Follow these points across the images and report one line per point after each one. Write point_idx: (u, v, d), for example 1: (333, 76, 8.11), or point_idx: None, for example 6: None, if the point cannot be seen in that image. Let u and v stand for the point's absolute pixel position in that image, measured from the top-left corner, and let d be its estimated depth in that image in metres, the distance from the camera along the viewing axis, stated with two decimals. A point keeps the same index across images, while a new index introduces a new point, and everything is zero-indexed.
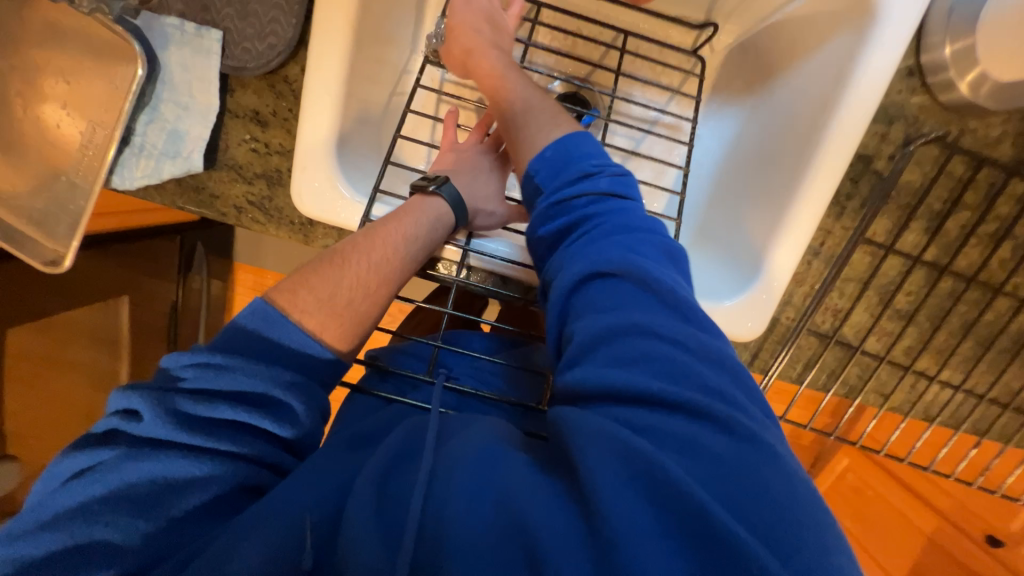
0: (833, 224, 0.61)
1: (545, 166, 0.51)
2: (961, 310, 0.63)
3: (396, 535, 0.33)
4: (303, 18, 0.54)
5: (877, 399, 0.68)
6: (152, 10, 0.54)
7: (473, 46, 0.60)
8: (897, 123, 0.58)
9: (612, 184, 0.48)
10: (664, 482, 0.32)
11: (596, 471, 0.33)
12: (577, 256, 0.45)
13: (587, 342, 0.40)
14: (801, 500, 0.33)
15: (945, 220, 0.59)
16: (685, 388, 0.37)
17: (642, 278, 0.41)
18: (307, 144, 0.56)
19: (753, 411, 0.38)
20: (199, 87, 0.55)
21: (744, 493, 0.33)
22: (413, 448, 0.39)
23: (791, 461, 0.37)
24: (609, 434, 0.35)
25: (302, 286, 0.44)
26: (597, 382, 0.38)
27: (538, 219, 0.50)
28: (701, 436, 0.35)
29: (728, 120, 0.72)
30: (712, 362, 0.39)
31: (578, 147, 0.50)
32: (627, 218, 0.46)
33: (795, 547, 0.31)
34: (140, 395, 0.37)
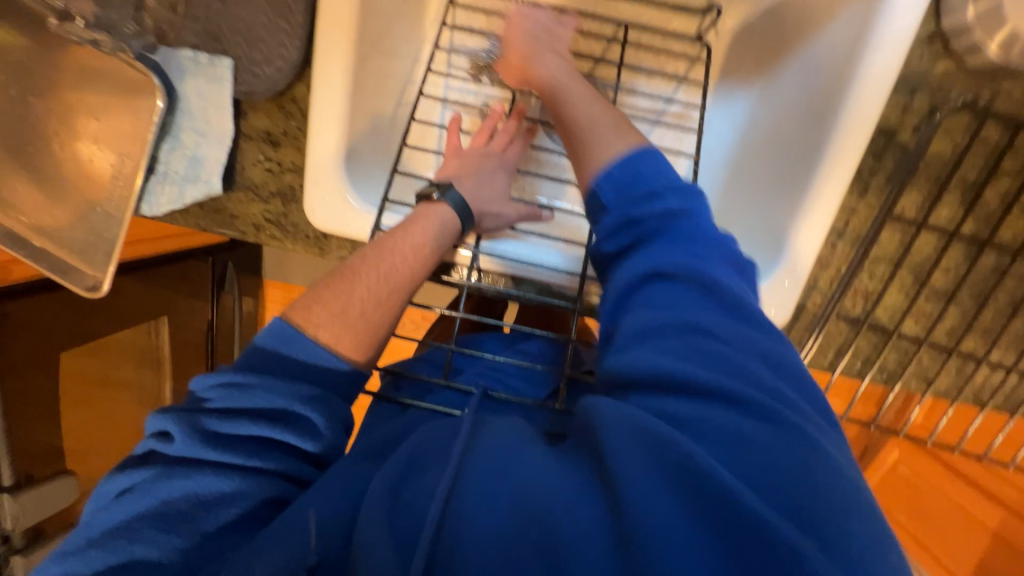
0: (856, 203, 0.58)
1: (609, 182, 0.49)
2: (1009, 285, 0.59)
3: (408, 539, 0.34)
4: (305, 39, 0.56)
5: (921, 386, 0.64)
6: (167, 44, 0.57)
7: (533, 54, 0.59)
8: (921, 91, 0.54)
9: (682, 199, 0.46)
10: (707, 479, 0.31)
11: (634, 464, 0.33)
12: (636, 261, 0.44)
13: (638, 338, 0.40)
14: (847, 497, 0.33)
15: (982, 192, 0.55)
16: (737, 384, 0.36)
17: (700, 284, 0.41)
18: (317, 161, 0.58)
19: (805, 411, 0.37)
20: (214, 113, 0.58)
21: (793, 490, 0.32)
22: (427, 457, 0.39)
23: (844, 465, 0.36)
24: (650, 428, 0.34)
25: (316, 302, 0.44)
26: (643, 377, 0.37)
27: (603, 232, 0.48)
28: (750, 431, 0.34)
29: (740, 105, 0.71)
30: (762, 360, 0.38)
31: (648, 163, 0.48)
32: (697, 231, 0.44)
33: (825, 533, 0.31)
34: (169, 416, 0.38)
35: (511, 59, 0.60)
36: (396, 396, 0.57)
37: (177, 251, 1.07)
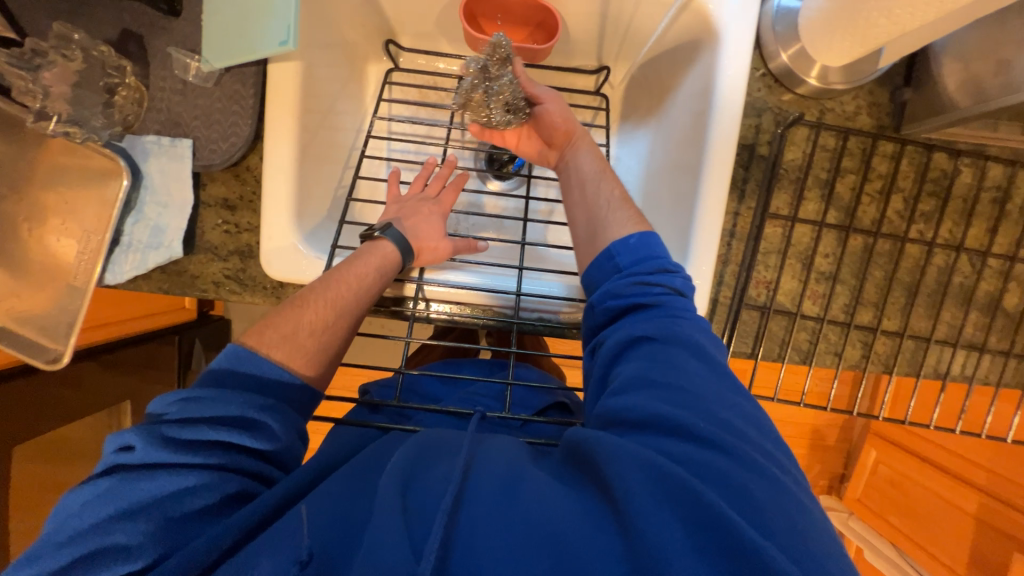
0: (738, 206, 0.69)
1: (625, 249, 0.56)
2: (880, 263, 0.69)
3: (420, 537, 0.37)
4: (256, 117, 0.66)
5: (834, 360, 0.70)
6: (133, 132, 0.65)
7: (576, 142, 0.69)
8: (765, 114, 0.68)
9: (684, 285, 0.54)
10: (705, 509, 0.36)
11: (632, 491, 0.38)
12: (639, 324, 0.51)
13: (639, 385, 0.46)
14: (827, 545, 0.37)
15: (834, 186, 0.67)
16: (729, 435, 0.42)
17: (693, 349, 0.48)
18: (269, 216, 0.65)
19: (789, 473, 0.43)
20: (176, 186, 0.65)
21: (779, 527, 0.37)
22: (437, 448, 0.45)
23: (816, 510, 0.41)
24: (644, 461, 0.39)
25: (267, 327, 0.48)
26: (642, 419, 0.43)
27: (607, 292, 0.54)
28: (744, 478, 0.39)
29: (639, 140, 0.83)
30: (749, 421, 0.45)
31: (655, 243, 0.57)
32: (684, 312, 0.52)
33: (806, 559, 0.35)
34: (130, 429, 0.39)
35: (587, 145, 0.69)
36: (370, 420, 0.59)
37: (148, 330, 1.11)
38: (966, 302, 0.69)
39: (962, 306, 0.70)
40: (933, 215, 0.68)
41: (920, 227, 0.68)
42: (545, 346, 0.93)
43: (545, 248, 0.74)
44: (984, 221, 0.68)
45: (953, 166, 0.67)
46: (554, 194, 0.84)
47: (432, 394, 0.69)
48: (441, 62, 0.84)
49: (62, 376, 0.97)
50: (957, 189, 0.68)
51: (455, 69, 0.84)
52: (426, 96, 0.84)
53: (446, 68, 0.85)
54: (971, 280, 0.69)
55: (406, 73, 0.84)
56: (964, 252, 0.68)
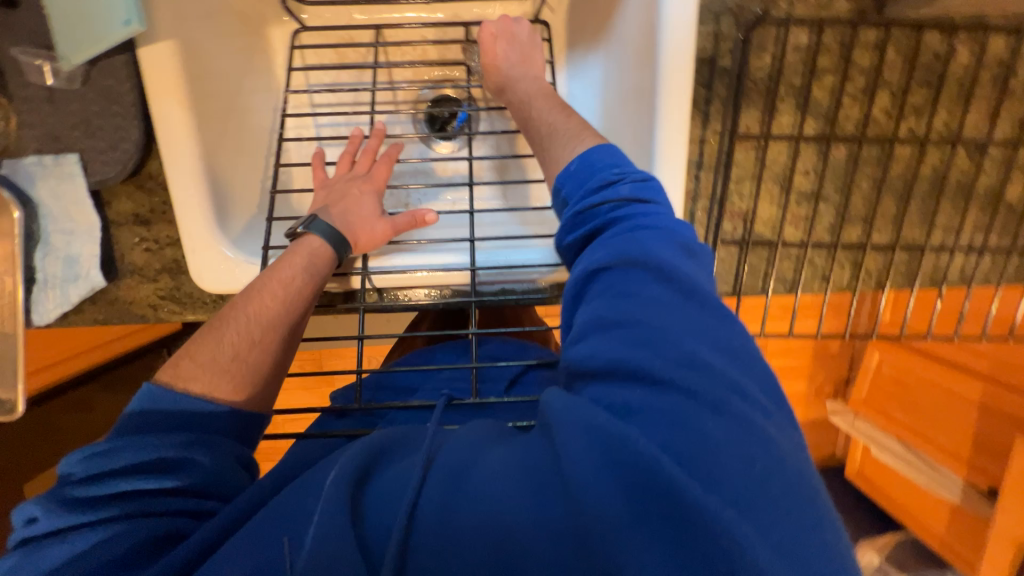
0: (704, 132, 0.60)
1: (568, 180, 0.50)
2: (866, 170, 0.62)
3: (379, 548, 0.35)
4: (143, 115, 0.57)
5: (823, 285, 0.65)
6: (10, 155, 0.57)
7: (506, 81, 0.63)
8: (725, 16, 0.58)
9: (635, 190, 0.47)
10: (648, 469, 0.32)
11: (574, 455, 0.34)
12: (597, 251, 0.45)
13: (594, 327, 0.41)
14: (788, 486, 0.33)
15: (810, 91, 0.59)
16: (691, 373, 0.37)
17: (654, 268, 0.42)
18: (186, 227, 0.58)
19: (758, 401, 0.37)
20: (77, 210, 0.59)
21: (734, 478, 0.33)
22: (397, 440, 0.42)
23: (785, 444, 0.36)
24: (592, 423, 0.36)
25: (183, 357, 0.47)
26: (600, 366, 0.39)
27: (563, 227, 0.49)
28: (699, 420, 0.35)
29: (592, 68, 0.73)
30: (718, 347, 0.39)
31: (600, 158, 0.50)
32: (652, 220, 0.45)
33: (761, 514, 0.32)
34: (35, 500, 0.39)
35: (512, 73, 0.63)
36: (337, 427, 0.57)
37: (131, 349, 1.07)
38: (965, 200, 0.63)
39: (959, 205, 0.63)
40: (925, 107, 0.60)
41: (910, 123, 0.60)
42: (526, 313, 0.88)
43: (499, 212, 0.68)
44: (985, 105, 0.60)
45: (948, 46, 0.58)
46: (508, 147, 0.76)
47: (401, 388, 0.66)
48: (354, 11, 0.72)
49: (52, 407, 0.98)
50: (952, 72, 0.59)
51: (371, 17, 0.73)
52: (345, 57, 0.74)
53: (360, 18, 0.73)
54: (969, 174, 0.62)
55: (316, 31, 0.72)
56: (961, 145, 0.61)
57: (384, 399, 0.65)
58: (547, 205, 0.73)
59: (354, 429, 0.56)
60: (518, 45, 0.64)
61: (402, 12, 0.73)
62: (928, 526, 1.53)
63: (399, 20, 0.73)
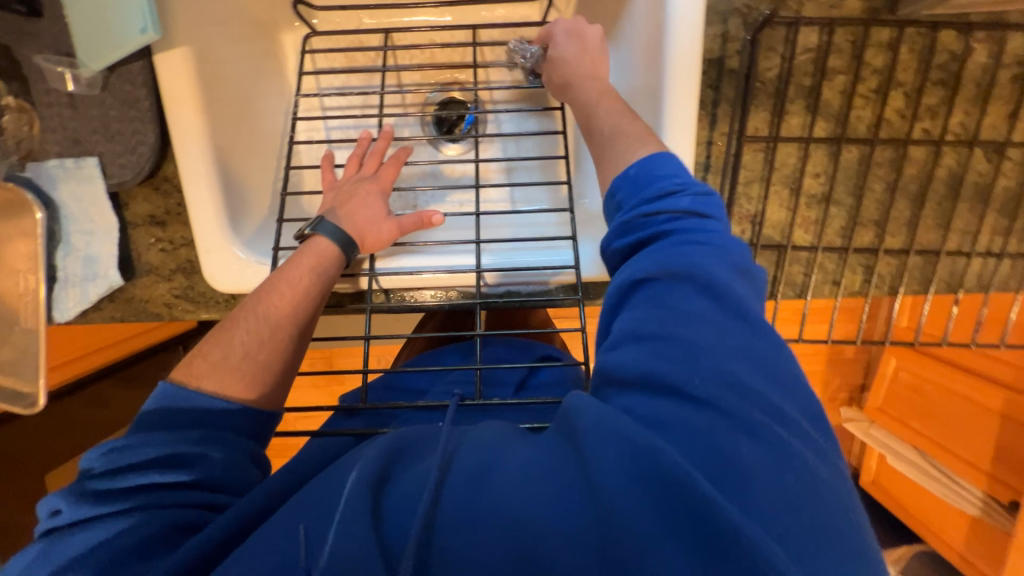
0: (710, 134, 0.60)
1: (625, 183, 0.49)
2: (879, 172, 0.61)
3: (395, 544, 0.35)
4: (159, 119, 0.59)
5: (833, 290, 0.64)
6: (34, 158, 0.59)
7: (571, 80, 0.61)
8: (733, 17, 0.57)
9: (694, 204, 0.46)
10: (688, 491, 0.32)
11: (611, 466, 0.34)
12: (643, 261, 0.45)
13: (631, 338, 0.41)
14: (822, 516, 0.33)
15: (820, 92, 0.58)
16: (736, 397, 0.36)
17: (703, 285, 0.41)
18: (199, 228, 0.60)
19: (798, 426, 0.37)
20: (96, 211, 0.61)
21: (770, 500, 0.33)
22: (412, 441, 0.42)
23: (824, 475, 0.36)
24: (631, 434, 0.35)
25: (196, 357, 0.48)
26: (634, 379, 0.39)
27: (613, 232, 0.49)
28: (739, 441, 0.34)
29: None
30: (766, 374, 0.39)
31: (659, 165, 0.49)
32: (700, 237, 0.44)
33: (793, 538, 0.32)
34: (61, 492, 0.41)
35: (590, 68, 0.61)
36: (344, 427, 0.58)
37: (149, 344, 1.12)
38: (983, 204, 0.61)
39: (977, 209, 0.62)
40: (940, 108, 0.58)
41: (925, 124, 0.59)
42: (533, 314, 0.89)
43: (505, 214, 0.68)
44: (1004, 105, 0.58)
45: (964, 46, 0.56)
46: (515, 150, 0.76)
47: (407, 388, 0.67)
48: (364, 15, 0.73)
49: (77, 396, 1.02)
50: (969, 71, 0.57)
51: (381, 21, 0.73)
52: (355, 61, 0.75)
53: (370, 23, 0.74)
54: (987, 177, 0.60)
55: (327, 36, 0.73)
56: (979, 147, 0.59)
57: (390, 399, 0.66)
58: (554, 207, 0.73)
59: (360, 428, 0.57)
60: (590, 41, 0.62)
61: (411, 17, 0.74)
62: (946, 537, 1.49)
63: (408, 24, 0.74)
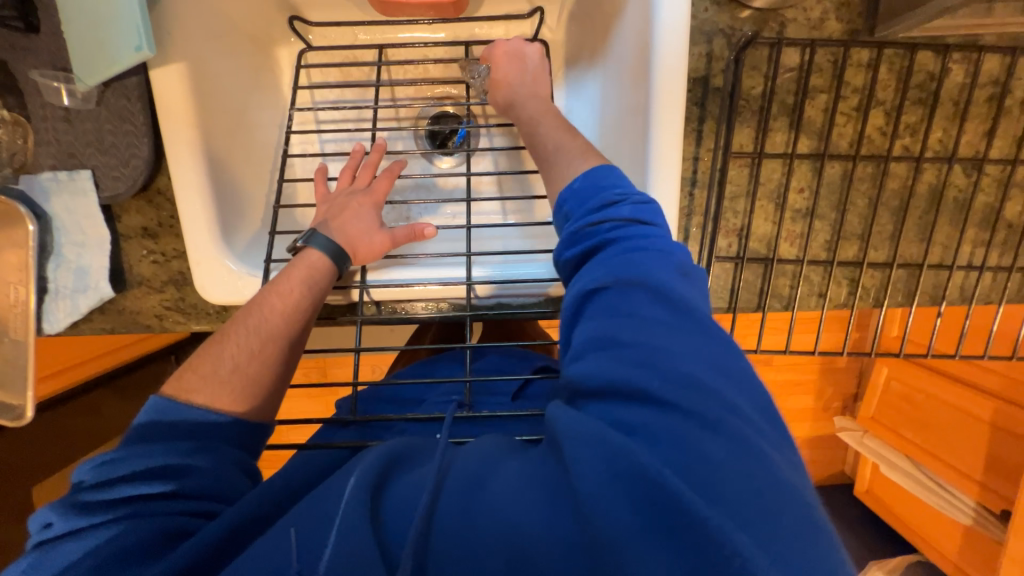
0: (698, 150, 0.61)
1: (572, 197, 0.51)
2: (862, 187, 0.62)
3: (394, 549, 0.36)
4: (154, 133, 0.60)
5: (819, 302, 0.65)
6: (27, 171, 0.59)
7: (513, 99, 0.65)
8: (717, 38, 0.59)
9: (635, 211, 0.48)
10: (652, 486, 0.33)
11: (581, 468, 0.35)
12: (595, 270, 0.46)
13: (591, 346, 0.42)
14: (785, 505, 0.34)
15: (803, 109, 0.59)
16: (687, 395, 0.37)
17: (651, 288, 0.42)
18: (192, 241, 0.60)
19: (750, 417, 0.38)
20: (89, 223, 0.61)
21: (732, 491, 0.33)
22: (413, 450, 0.43)
23: (779, 458, 0.37)
24: (596, 435, 0.36)
25: (186, 369, 0.48)
26: (596, 385, 0.40)
27: (562, 244, 0.50)
28: (696, 437, 0.35)
29: (590, 86, 0.74)
30: (717, 369, 0.39)
31: (605, 177, 0.51)
32: (644, 242, 0.46)
33: (756, 525, 0.32)
34: (50, 506, 0.41)
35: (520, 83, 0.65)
36: (335, 439, 0.58)
37: (141, 354, 1.11)
38: (963, 217, 0.63)
39: (958, 222, 0.63)
40: (920, 125, 0.60)
41: (905, 141, 0.61)
42: (526, 325, 0.89)
43: (497, 226, 0.69)
44: (980, 123, 0.60)
45: (941, 66, 0.58)
46: (508, 163, 0.77)
47: (399, 400, 0.67)
48: (358, 31, 0.74)
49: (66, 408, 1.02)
50: (946, 90, 0.59)
51: (376, 37, 0.75)
52: (350, 75, 0.76)
53: (365, 38, 0.75)
54: (966, 192, 0.62)
55: (322, 51, 0.74)
56: (958, 163, 0.61)
57: (382, 411, 0.66)
58: (547, 219, 0.74)
59: (351, 440, 0.57)
60: (527, 64, 0.66)
61: (406, 33, 0.75)
62: (940, 547, 1.49)
63: (402, 40, 0.76)
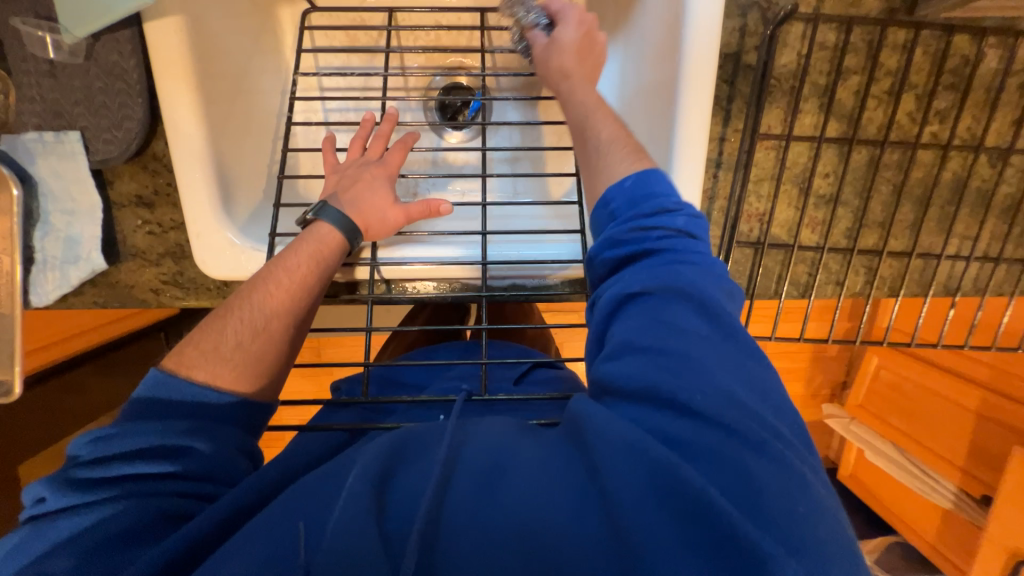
0: (724, 130, 0.59)
1: (620, 194, 0.48)
2: (886, 175, 0.61)
3: (398, 542, 0.34)
4: (149, 94, 0.56)
5: (835, 290, 0.65)
6: (9, 131, 0.55)
7: (562, 77, 0.58)
8: (752, 12, 0.56)
9: (688, 224, 0.47)
10: (700, 504, 0.32)
11: (623, 480, 0.34)
12: (637, 274, 0.44)
13: (631, 351, 0.40)
14: (829, 530, 0.33)
15: (835, 92, 0.57)
16: (736, 413, 0.36)
17: (697, 303, 0.41)
18: (191, 213, 0.57)
19: (789, 439, 0.37)
20: (78, 189, 0.57)
21: (778, 511, 0.32)
22: (412, 440, 0.40)
23: (813, 477, 0.36)
24: (639, 448, 0.35)
25: (188, 344, 0.46)
26: (639, 395, 0.38)
27: (602, 243, 0.47)
28: (737, 455, 0.34)
29: (609, 62, 0.71)
30: (755, 388, 0.39)
31: (653, 180, 0.48)
32: (694, 255, 0.45)
33: (802, 550, 0.31)
34: (41, 480, 0.39)
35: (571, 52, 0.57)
36: (341, 421, 0.57)
37: (127, 332, 1.08)
38: (986, 207, 0.62)
39: (980, 212, 0.62)
40: (950, 112, 0.59)
41: (934, 128, 0.59)
42: (532, 308, 0.88)
43: (511, 204, 0.66)
44: (1010, 113, 0.59)
45: (977, 51, 0.57)
46: (520, 139, 0.74)
47: (404, 382, 0.65)
48: None
49: (60, 382, 0.99)
50: (979, 77, 0.58)
51: None
52: (356, 40, 0.72)
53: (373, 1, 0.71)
54: (990, 183, 0.61)
55: (327, 12, 0.69)
56: (984, 152, 0.60)
57: (387, 392, 0.64)
58: (560, 199, 0.72)
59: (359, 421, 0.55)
60: (585, 33, 0.58)
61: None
62: (919, 530, 1.55)
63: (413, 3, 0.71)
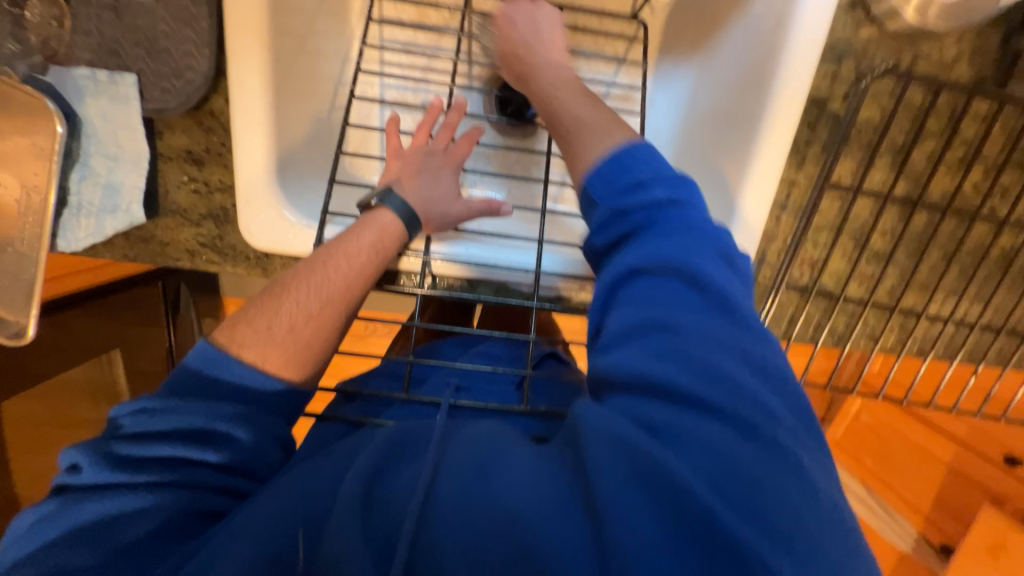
0: (796, 174, 0.59)
1: (598, 180, 0.48)
2: (939, 241, 0.62)
3: (388, 540, 0.34)
4: (216, 47, 0.52)
5: (868, 345, 0.66)
6: (59, 62, 0.51)
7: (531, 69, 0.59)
8: (847, 60, 0.56)
9: (669, 192, 0.45)
10: (677, 491, 0.32)
11: (602, 466, 0.34)
12: (625, 255, 0.45)
13: (622, 339, 0.41)
14: (817, 516, 0.34)
15: (910, 152, 0.58)
16: (719, 395, 0.37)
17: (688, 278, 0.41)
18: (245, 179, 0.54)
19: (782, 418, 0.37)
20: (125, 135, 0.53)
21: (762, 500, 0.33)
22: (410, 439, 0.40)
23: (813, 465, 0.37)
24: (620, 437, 0.35)
25: (239, 321, 0.44)
26: (628, 380, 0.39)
27: (595, 228, 0.47)
28: (724, 442, 0.35)
29: (680, 82, 0.70)
30: (747, 363, 0.39)
31: (632, 156, 0.48)
32: (684, 223, 0.44)
33: (787, 540, 0.32)
34: (78, 447, 0.38)
35: (538, 42, 0.60)
36: (373, 414, 0.55)
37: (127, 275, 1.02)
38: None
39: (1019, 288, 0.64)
40: (1013, 188, 0.60)
41: (995, 202, 0.60)
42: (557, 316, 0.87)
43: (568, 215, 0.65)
44: None
45: None
46: None
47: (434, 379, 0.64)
48: None
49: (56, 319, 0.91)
50: None
51: None
52: (427, 17, 0.68)
53: None
54: None
55: None
56: None
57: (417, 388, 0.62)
58: None
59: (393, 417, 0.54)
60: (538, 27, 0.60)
61: None
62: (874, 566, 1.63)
63: None
